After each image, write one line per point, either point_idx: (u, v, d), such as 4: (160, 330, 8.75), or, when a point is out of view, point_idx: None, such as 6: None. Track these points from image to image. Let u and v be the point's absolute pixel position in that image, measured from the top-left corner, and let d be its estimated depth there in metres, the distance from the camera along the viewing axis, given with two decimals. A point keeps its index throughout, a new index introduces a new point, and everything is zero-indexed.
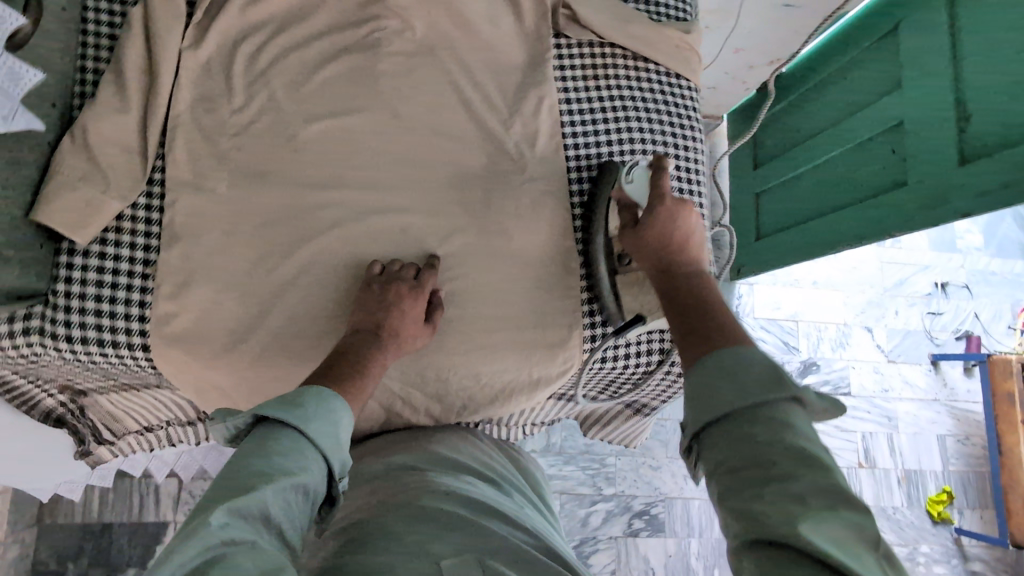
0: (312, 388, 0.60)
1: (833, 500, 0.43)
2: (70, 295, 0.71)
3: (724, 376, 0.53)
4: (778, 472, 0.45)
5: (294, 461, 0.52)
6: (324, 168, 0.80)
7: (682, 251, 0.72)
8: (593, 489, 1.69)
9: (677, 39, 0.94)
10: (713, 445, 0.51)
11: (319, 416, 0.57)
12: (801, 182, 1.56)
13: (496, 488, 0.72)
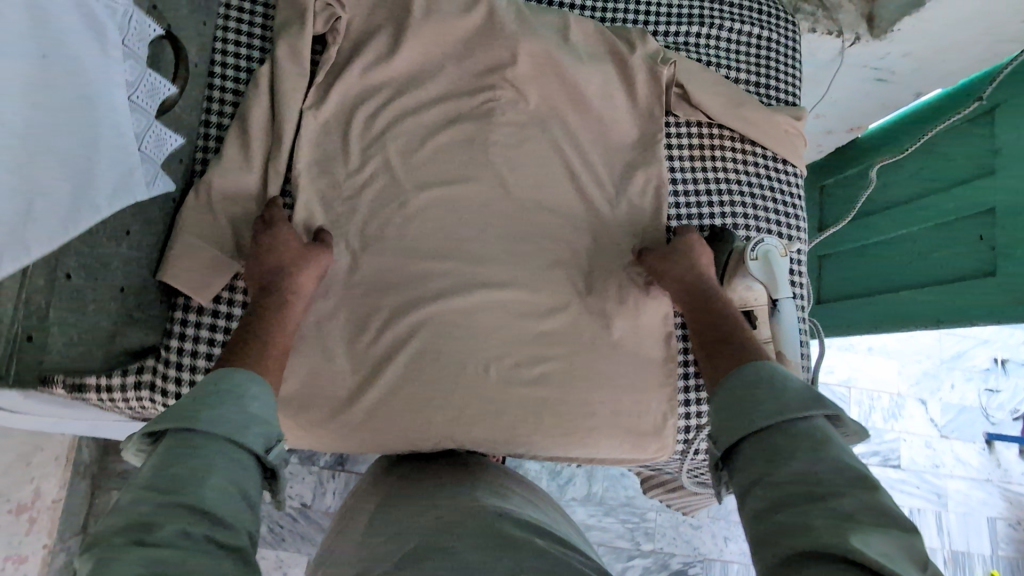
0: (234, 372, 0.58)
1: (877, 518, 0.47)
2: (183, 351, 0.70)
3: (759, 391, 0.60)
4: (819, 491, 0.49)
5: (200, 464, 0.49)
6: (433, 237, 0.80)
7: (699, 269, 0.79)
8: (631, 543, 1.66)
9: (786, 125, 0.93)
10: (742, 466, 0.56)
11: (217, 404, 0.54)
12: (870, 255, 1.51)
13: (550, 517, 0.70)
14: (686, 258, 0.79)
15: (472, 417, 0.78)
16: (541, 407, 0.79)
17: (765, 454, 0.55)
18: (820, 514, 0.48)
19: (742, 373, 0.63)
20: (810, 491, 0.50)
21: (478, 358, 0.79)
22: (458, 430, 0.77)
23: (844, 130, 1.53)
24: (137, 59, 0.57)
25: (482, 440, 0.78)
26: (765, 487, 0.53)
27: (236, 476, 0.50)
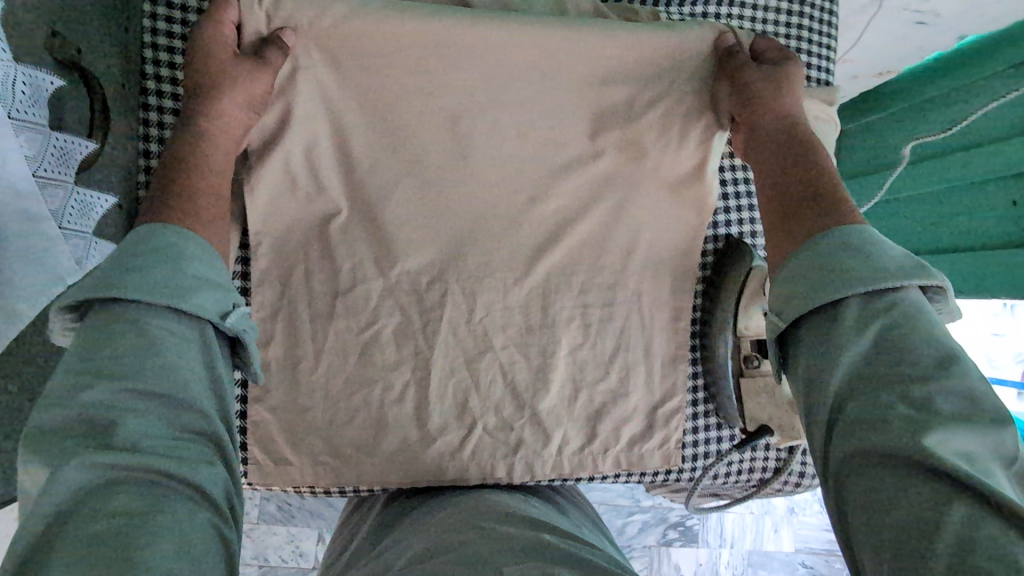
0: (156, 231, 0.51)
1: (966, 412, 0.45)
2: None
3: (852, 252, 0.52)
4: (907, 381, 0.46)
5: (142, 347, 0.46)
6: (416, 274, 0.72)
7: (784, 107, 0.67)
8: (631, 500, 1.67)
9: (817, 111, 0.80)
10: (809, 350, 0.52)
11: (145, 276, 0.47)
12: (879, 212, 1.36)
13: (564, 520, 0.67)
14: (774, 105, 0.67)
15: (464, 469, 0.74)
16: (534, 452, 0.75)
17: (826, 333, 0.51)
18: (902, 411, 0.45)
19: (828, 236, 0.55)
20: (903, 377, 0.47)
21: (463, 397, 0.74)
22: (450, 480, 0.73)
23: (870, 75, 1.37)
24: (35, 124, 0.46)
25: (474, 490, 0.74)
26: (852, 386, 0.48)
27: (199, 368, 0.48)
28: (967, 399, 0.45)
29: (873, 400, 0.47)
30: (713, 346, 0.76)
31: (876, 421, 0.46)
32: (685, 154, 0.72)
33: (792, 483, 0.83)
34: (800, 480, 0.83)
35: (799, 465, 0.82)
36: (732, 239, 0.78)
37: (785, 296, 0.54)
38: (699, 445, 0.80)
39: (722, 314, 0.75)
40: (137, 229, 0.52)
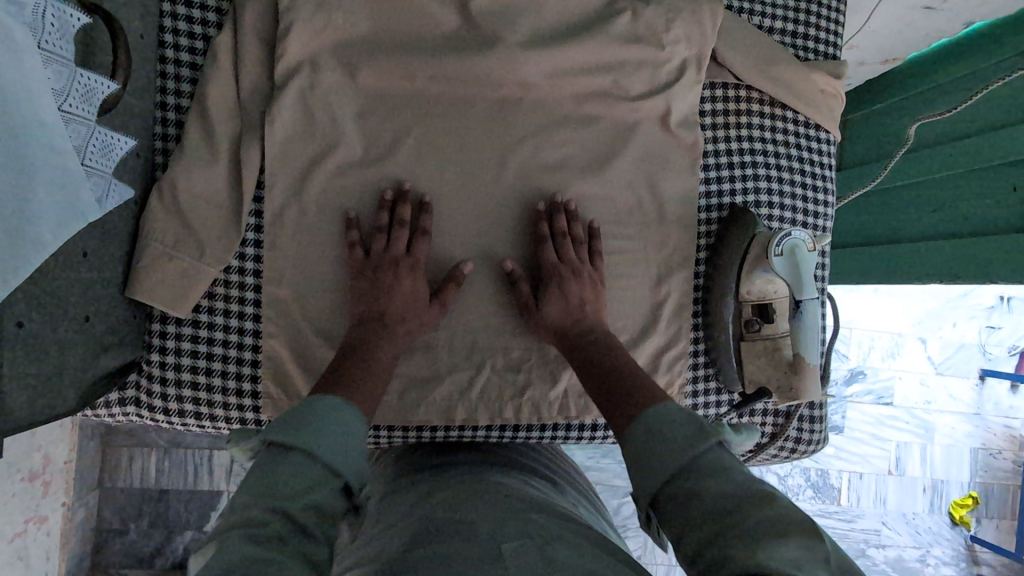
0: (321, 399, 0.54)
1: (780, 527, 0.41)
2: (165, 366, 0.68)
3: (656, 434, 0.52)
4: (731, 517, 0.43)
5: (326, 441, 0.50)
6: (387, 270, 0.68)
7: (591, 313, 0.70)
8: (627, 482, 1.69)
9: (825, 84, 0.81)
10: (648, 434, 0.52)
11: (316, 419, 0.50)
12: (894, 197, 1.36)
13: (557, 493, 0.66)
14: (574, 300, 0.70)
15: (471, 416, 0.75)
16: (540, 398, 0.77)
17: (656, 430, 0.52)
18: (726, 543, 0.42)
19: (652, 411, 0.54)
20: (719, 512, 0.44)
21: (471, 355, 0.75)
22: (456, 424, 0.75)
23: (877, 62, 1.40)
24: (62, 58, 0.48)
25: (476, 439, 0.76)
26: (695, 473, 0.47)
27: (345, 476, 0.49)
28: (778, 522, 0.41)
29: (709, 545, 0.43)
30: (714, 313, 0.78)
31: (706, 513, 0.45)
32: (675, 155, 0.79)
33: (788, 448, 0.85)
34: (796, 446, 0.84)
35: (794, 430, 0.83)
36: (735, 209, 0.78)
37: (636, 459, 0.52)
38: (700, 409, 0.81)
39: (724, 279, 0.77)
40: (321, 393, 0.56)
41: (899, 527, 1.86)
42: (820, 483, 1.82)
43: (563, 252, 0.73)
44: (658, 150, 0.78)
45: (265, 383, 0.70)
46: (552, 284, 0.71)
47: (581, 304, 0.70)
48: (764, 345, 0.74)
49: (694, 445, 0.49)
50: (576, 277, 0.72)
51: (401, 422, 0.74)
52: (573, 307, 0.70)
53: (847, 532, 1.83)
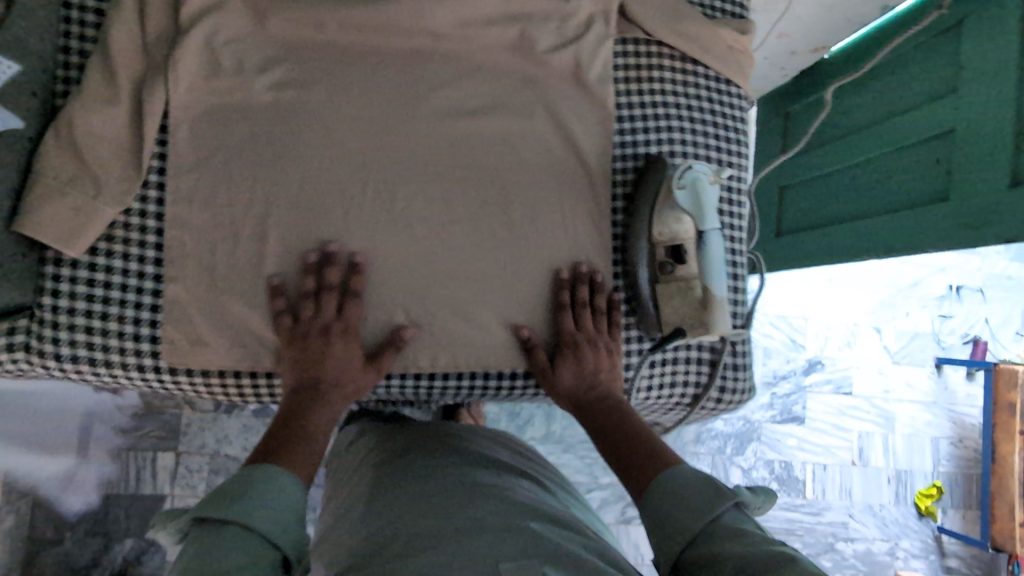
0: (255, 470, 0.56)
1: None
2: (57, 310, 0.66)
3: (673, 496, 0.58)
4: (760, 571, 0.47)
5: (270, 521, 0.52)
6: (315, 338, 0.70)
7: (603, 383, 0.76)
8: (589, 478, 1.63)
9: (732, 40, 0.84)
10: (666, 493, 0.58)
11: (263, 487, 0.54)
12: (828, 182, 1.41)
13: (541, 495, 0.77)
14: (587, 366, 0.76)
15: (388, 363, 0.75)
16: (458, 348, 0.76)
17: (675, 497, 0.58)
18: None
19: (664, 483, 0.60)
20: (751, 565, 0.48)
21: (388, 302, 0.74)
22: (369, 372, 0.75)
23: (807, 51, 1.43)
24: None
25: (449, 438, 0.87)
26: (703, 542, 0.54)
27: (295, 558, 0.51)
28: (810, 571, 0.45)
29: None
30: (631, 257, 0.78)
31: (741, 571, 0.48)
32: (588, 104, 0.80)
33: (716, 397, 0.85)
34: (722, 395, 0.85)
35: (720, 380, 0.84)
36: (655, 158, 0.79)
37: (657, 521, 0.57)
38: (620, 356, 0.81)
39: (638, 224, 0.77)
40: (250, 465, 0.58)
41: (866, 519, 1.83)
42: (784, 475, 1.77)
43: (580, 322, 0.77)
44: (572, 100, 0.79)
45: (163, 327, 0.68)
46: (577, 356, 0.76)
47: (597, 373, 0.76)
48: (677, 286, 0.76)
49: (705, 523, 0.54)
50: (598, 345, 0.77)
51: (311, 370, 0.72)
52: (587, 376, 0.75)
53: (815, 525, 1.78)
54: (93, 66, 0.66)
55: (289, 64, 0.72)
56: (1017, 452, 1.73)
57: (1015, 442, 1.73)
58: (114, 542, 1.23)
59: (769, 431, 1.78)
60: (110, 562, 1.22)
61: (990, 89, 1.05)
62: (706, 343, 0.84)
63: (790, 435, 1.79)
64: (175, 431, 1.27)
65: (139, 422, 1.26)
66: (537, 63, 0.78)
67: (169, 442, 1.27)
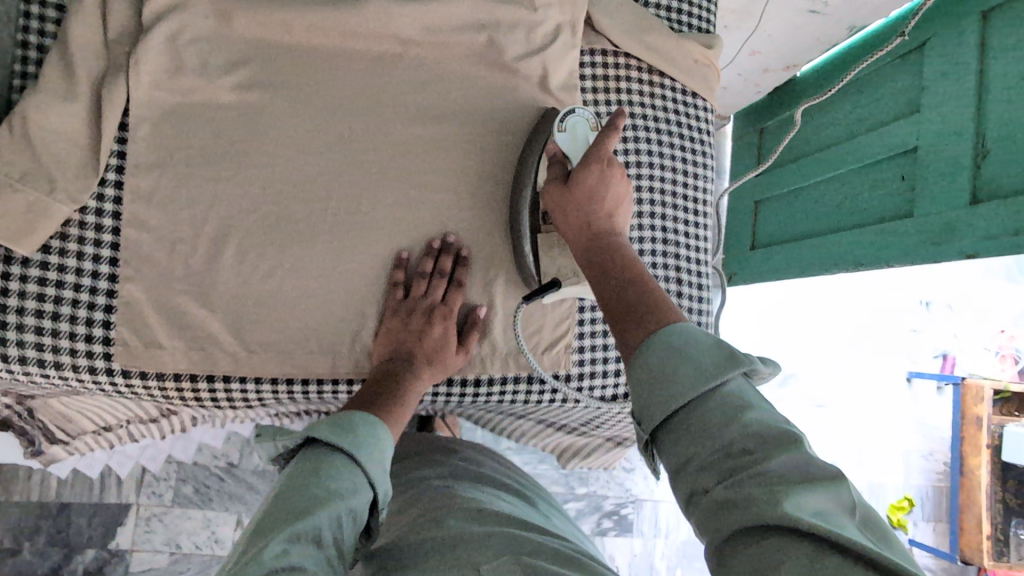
0: (355, 413, 0.63)
1: (803, 472, 0.43)
2: (6, 310, 0.64)
3: (679, 359, 0.50)
4: (750, 459, 0.44)
5: (353, 482, 0.56)
6: (420, 316, 0.73)
7: (614, 224, 0.69)
8: (565, 488, 1.58)
9: (698, 55, 0.86)
10: (665, 366, 0.50)
11: (354, 428, 0.61)
12: (799, 198, 1.42)
13: (527, 510, 0.76)
14: (601, 195, 0.69)
15: (351, 368, 0.74)
16: None
17: (678, 352, 0.51)
18: (757, 487, 0.42)
19: (668, 342, 0.52)
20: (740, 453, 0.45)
21: (354, 306, 0.73)
22: (328, 378, 0.74)
23: (779, 69, 1.47)
24: None
25: (439, 454, 0.87)
26: (698, 410, 0.48)
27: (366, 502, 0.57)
28: (805, 471, 0.43)
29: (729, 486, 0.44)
30: (517, 250, 0.76)
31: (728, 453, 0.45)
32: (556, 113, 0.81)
33: None
34: None
35: None
36: (548, 111, 0.78)
37: (647, 378, 0.51)
38: (586, 363, 0.82)
39: (525, 172, 0.76)
40: (348, 410, 0.65)
41: None
42: None
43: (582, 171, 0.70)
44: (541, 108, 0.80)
45: (116, 328, 0.67)
46: (595, 172, 0.70)
47: (615, 204, 0.70)
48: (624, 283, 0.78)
49: (699, 387, 0.48)
50: (619, 181, 0.71)
51: (272, 371, 0.71)
52: (599, 204, 0.69)
53: None
54: (52, 61, 0.66)
55: (254, 64, 0.72)
56: (984, 465, 1.76)
57: (982, 455, 1.76)
58: (74, 551, 1.19)
59: None
60: (71, 572, 1.19)
61: (948, 109, 1.06)
62: None
63: None
64: None
65: None
66: (506, 70, 0.78)
67: None
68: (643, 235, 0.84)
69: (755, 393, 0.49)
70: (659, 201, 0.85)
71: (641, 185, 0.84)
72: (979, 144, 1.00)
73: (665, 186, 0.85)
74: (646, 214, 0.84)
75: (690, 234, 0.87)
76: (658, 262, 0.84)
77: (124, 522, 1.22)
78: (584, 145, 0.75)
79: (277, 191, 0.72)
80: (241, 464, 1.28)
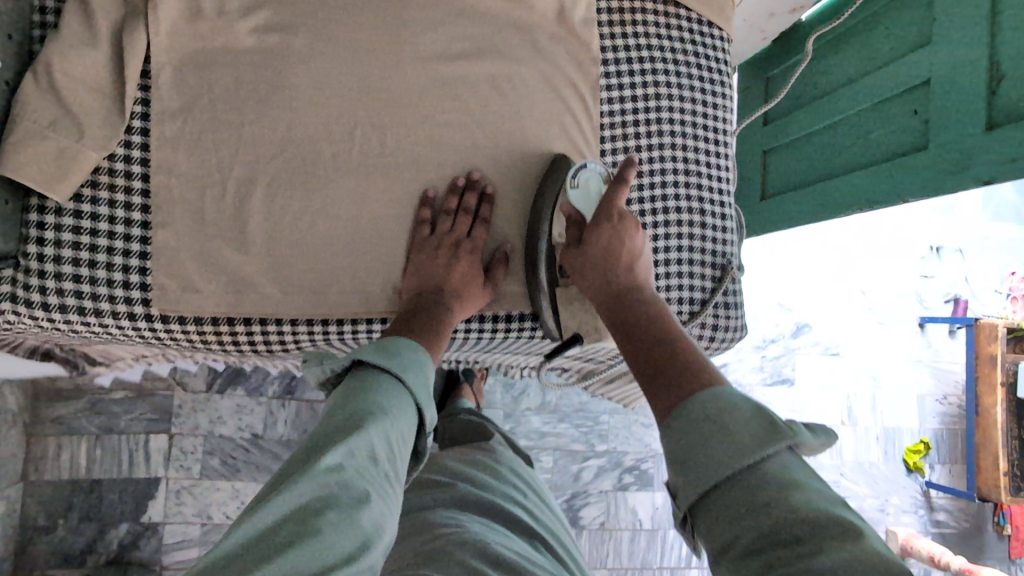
0: (398, 339, 0.65)
1: (866, 569, 0.38)
2: (44, 258, 0.65)
3: (713, 419, 0.49)
4: (804, 548, 0.41)
5: (398, 403, 0.59)
6: (447, 250, 0.74)
7: (631, 277, 0.72)
8: (586, 446, 1.60)
9: None
10: (694, 430, 0.50)
11: (403, 354, 0.63)
12: (809, 142, 1.41)
13: (531, 542, 0.74)
14: (615, 251, 0.73)
15: (385, 308, 0.75)
16: None
17: (709, 413, 0.50)
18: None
19: (698, 401, 0.51)
20: (792, 544, 0.41)
21: (383, 247, 0.74)
22: (362, 317, 0.75)
23: (786, 12, 1.44)
24: None
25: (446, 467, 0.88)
26: (740, 483, 0.46)
27: (410, 421, 0.60)
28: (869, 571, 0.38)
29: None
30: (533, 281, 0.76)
31: (775, 542, 0.42)
32: (574, 48, 0.80)
33: (707, 337, 0.87)
34: (714, 332, 0.86)
35: (712, 316, 0.86)
36: (558, 159, 0.77)
37: (679, 451, 0.50)
38: None
39: (541, 225, 0.76)
40: (390, 336, 0.67)
41: (856, 476, 1.85)
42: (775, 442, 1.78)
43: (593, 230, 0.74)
44: (558, 44, 0.80)
45: (153, 274, 0.68)
46: (605, 231, 0.74)
47: (629, 259, 0.73)
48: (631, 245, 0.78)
49: (738, 457, 0.46)
50: (631, 235, 0.74)
51: (308, 314, 0.72)
52: (615, 260, 0.72)
53: None
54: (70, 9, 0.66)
55: (272, 7, 0.72)
56: (999, 403, 1.78)
57: (997, 394, 1.78)
58: (108, 526, 1.21)
59: (760, 394, 1.79)
60: (106, 546, 1.20)
61: (961, 36, 1.05)
62: (701, 281, 0.85)
63: (781, 397, 1.79)
64: (167, 412, 1.25)
65: (129, 404, 1.24)
66: (522, 5, 0.78)
67: (162, 424, 1.25)
68: (665, 167, 0.84)
69: (802, 467, 0.47)
70: (681, 133, 0.85)
71: (661, 117, 0.84)
72: (994, 70, 0.99)
73: (685, 117, 0.85)
74: (668, 146, 0.84)
75: (711, 167, 0.87)
76: (681, 195, 0.84)
77: (155, 495, 1.24)
78: (597, 199, 0.78)
79: (301, 136, 0.72)
80: (267, 435, 1.30)
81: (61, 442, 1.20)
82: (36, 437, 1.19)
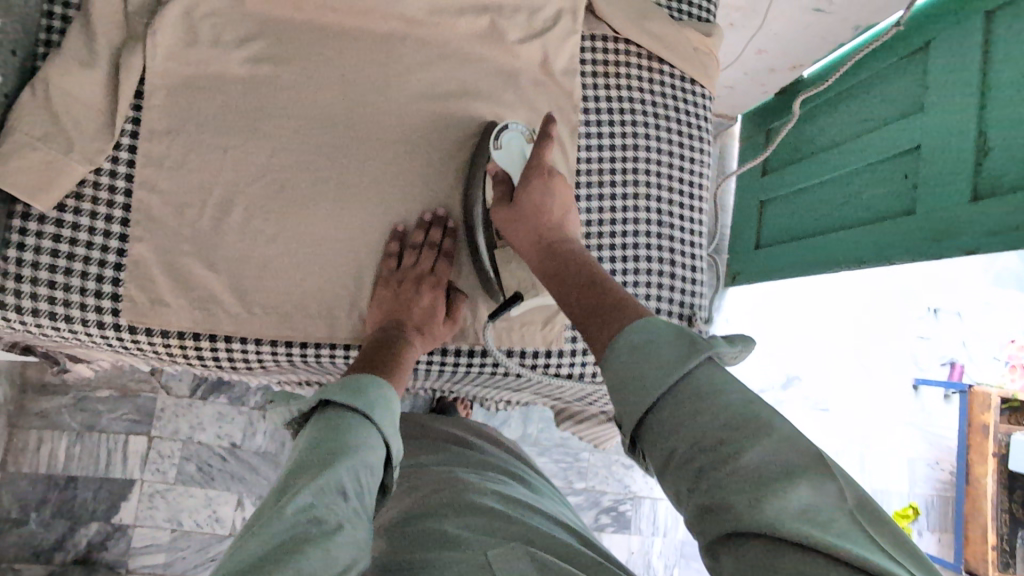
0: (364, 377, 0.65)
1: (784, 465, 0.41)
2: (22, 263, 0.68)
3: (640, 355, 0.49)
4: (725, 450, 0.43)
5: (367, 439, 0.59)
6: (411, 283, 0.75)
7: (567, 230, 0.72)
8: (563, 482, 1.58)
9: (697, 42, 0.88)
10: (625, 369, 0.49)
11: (370, 390, 0.63)
12: (804, 197, 1.42)
13: (527, 490, 0.76)
14: (546, 203, 0.72)
15: (349, 335, 0.76)
16: None
17: (637, 349, 0.49)
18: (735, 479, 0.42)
19: (629, 337, 0.51)
20: (717, 444, 0.43)
21: (352, 274, 0.76)
22: (325, 342, 0.77)
23: (786, 69, 1.47)
24: None
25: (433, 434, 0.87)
26: (668, 403, 0.46)
27: (381, 455, 0.59)
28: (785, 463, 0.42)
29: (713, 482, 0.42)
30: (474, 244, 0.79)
31: (704, 443, 0.44)
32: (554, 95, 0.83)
33: None
34: None
35: None
36: (489, 124, 0.79)
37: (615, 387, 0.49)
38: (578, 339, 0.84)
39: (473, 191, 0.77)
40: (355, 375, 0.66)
41: None
42: None
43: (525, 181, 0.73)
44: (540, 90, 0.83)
45: (125, 285, 0.70)
46: (536, 186, 0.73)
47: (563, 212, 0.73)
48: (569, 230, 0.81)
49: (667, 375, 0.47)
50: (562, 188, 0.74)
51: (273, 334, 0.74)
52: (547, 213, 0.72)
53: None
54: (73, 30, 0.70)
55: (266, 40, 0.75)
56: (990, 474, 1.74)
57: (988, 464, 1.74)
58: (79, 524, 1.22)
59: None
60: (75, 544, 1.21)
61: (948, 106, 1.07)
62: None
63: None
64: (148, 415, 1.27)
65: (112, 404, 1.25)
66: (507, 51, 0.81)
67: (142, 426, 1.26)
68: (638, 216, 0.85)
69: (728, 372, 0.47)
70: (656, 184, 0.87)
71: (637, 167, 0.86)
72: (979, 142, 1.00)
73: (661, 169, 0.87)
74: (642, 196, 0.86)
75: (685, 219, 0.89)
76: (653, 244, 0.86)
77: (129, 496, 1.24)
78: (520, 158, 0.77)
79: (284, 161, 0.74)
80: (244, 445, 1.30)
81: (43, 436, 1.22)
82: (18, 430, 1.21)
